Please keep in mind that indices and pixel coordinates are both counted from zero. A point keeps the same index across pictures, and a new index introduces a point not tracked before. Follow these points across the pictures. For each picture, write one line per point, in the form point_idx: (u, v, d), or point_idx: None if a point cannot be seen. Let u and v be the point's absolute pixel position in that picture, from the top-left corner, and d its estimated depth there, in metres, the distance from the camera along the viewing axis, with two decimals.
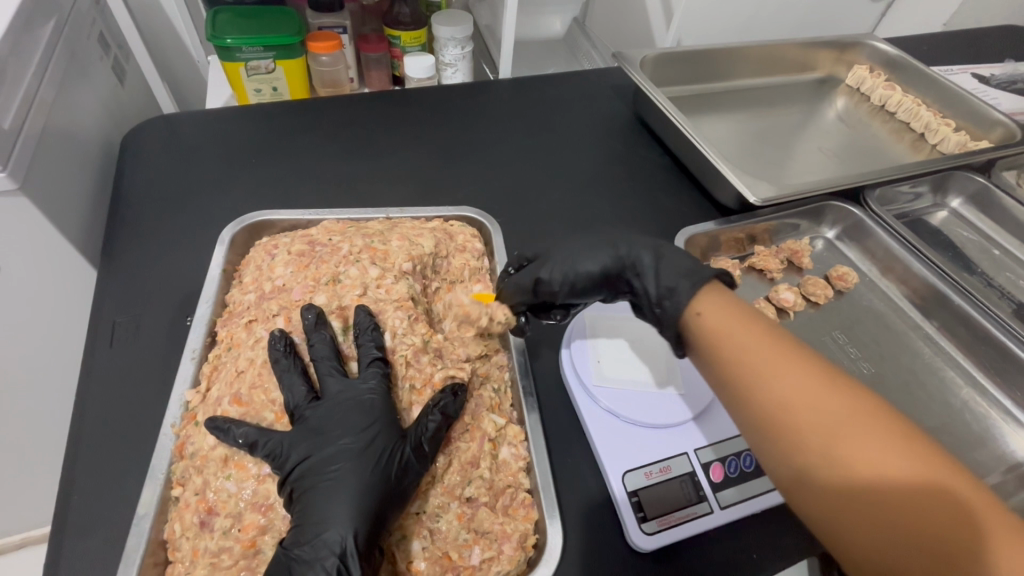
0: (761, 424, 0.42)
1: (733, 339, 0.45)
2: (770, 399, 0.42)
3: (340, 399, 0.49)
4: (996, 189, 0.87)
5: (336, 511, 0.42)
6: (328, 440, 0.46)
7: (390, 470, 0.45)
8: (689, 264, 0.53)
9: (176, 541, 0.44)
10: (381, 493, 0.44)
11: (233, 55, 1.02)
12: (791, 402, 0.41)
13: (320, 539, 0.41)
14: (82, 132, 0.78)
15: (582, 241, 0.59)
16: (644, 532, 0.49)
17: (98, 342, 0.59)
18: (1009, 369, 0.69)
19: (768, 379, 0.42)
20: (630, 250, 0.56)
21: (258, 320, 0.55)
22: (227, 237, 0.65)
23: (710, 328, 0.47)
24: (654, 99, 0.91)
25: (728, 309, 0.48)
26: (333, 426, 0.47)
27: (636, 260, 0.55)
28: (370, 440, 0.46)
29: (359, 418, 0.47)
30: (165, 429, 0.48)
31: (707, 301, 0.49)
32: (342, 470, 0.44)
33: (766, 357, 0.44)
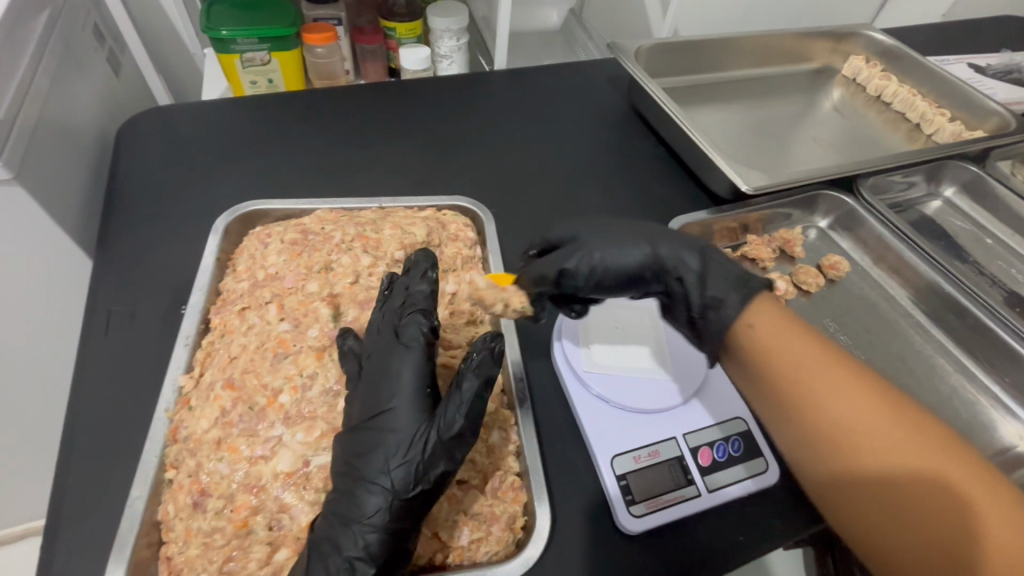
0: (806, 430, 0.45)
1: (786, 349, 0.48)
2: (828, 420, 0.44)
3: (381, 366, 0.48)
4: (989, 178, 0.87)
5: (370, 495, 0.43)
6: (371, 411, 0.47)
7: (415, 459, 0.44)
8: (737, 273, 0.54)
9: (170, 522, 0.45)
10: (413, 475, 0.43)
11: (229, 47, 1.02)
12: (849, 423, 0.43)
13: (358, 514, 0.43)
14: (78, 124, 0.79)
15: (625, 234, 0.59)
16: (632, 515, 0.50)
17: (93, 330, 0.60)
18: (998, 356, 0.69)
19: (825, 400, 0.45)
20: (675, 251, 0.56)
21: (251, 308, 0.55)
22: (220, 227, 0.66)
23: (763, 343, 0.49)
24: (649, 90, 0.91)
25: (779, 324, 0.49)
26: (374, 396, 0.47)
27: (682, 263, 0.56)
28: (405, 419, 0.46)
29: (405, 390, 0.47)
30: (158, 413, 0.49)
31: (760, 315, 0.51)
32: (376, 451, 0.44)
33: (825, 377, 0.45)
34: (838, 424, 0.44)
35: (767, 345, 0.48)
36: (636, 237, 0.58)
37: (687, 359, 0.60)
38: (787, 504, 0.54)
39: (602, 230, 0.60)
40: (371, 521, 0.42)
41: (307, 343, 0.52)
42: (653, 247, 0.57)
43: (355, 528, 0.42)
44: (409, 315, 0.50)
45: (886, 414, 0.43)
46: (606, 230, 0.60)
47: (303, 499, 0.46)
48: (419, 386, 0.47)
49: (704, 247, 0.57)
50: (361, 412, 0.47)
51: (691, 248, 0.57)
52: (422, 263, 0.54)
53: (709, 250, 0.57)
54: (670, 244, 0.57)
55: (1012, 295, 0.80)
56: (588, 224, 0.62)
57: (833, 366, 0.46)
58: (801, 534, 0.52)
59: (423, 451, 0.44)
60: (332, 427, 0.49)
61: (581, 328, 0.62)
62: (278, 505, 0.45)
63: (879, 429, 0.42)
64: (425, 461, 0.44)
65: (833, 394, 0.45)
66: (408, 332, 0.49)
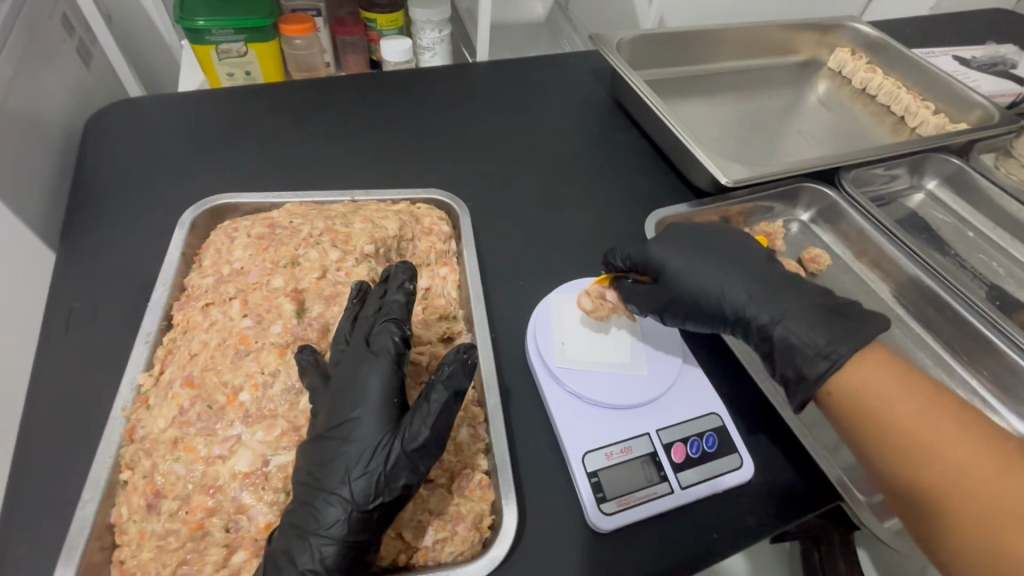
0: (889, 451, 0.47)
1: (882, 382, 0.48)
2: (933, 468, 0.45)
3: (350, 374, 0.47)
4: (972, 170, 0.86)
5: (328, 507, 0.42)
6: (335, 419, 0.46)
7: (377, 470, 0.43)
8: (841, 328, 0.51)
9: (123, 524, 0.44)
10: (374, 488, 0.43)
11: (204, 38, 0.99)
12: (951, 470, 0.44)
13: (317, 525, 0.42)
14: (44, 116, 0.76)
15: (717, 273, 0.57)
16: (603, 512, 0.49)
17: (53, 328, 0.58)
18: (976, 349, 0.69)
19: (933, 450, 0.45)
20: (767, 299, 0.55)
21: (215, 304, 0.54)
22: (186, 221, 0.64)
23: (858, 381, 0.49)
24: (630, 81, 0.90)
25: (879, 365, 0.50)
26: (338, 404, 0.46)
27: (773, 314, 0.54)
28: (369, 428, 0.45)
29: (368, 400, 0.46)
30: (114, 412, 0.48)
31: (870, 361, 0.50)
32: (339, 461, 0.44)
33: (934, 425, 0.46)
34: (938, 469, 0.45)
35: (869, 392, 0.48)
36: (726, 278, 0.57)
37: (664, 360, 0.59)
38: (760, 501, 0.53)
39: (693, 261, 0.58)
40: (329, 533, 0.41)
41: (269, 340, 0.51)
42: (741, 291, 0.56)
43: (311, 539, 0.41)
44: (382, 323, 0.49)
45: (998, 467, 0.43)
46: (696, 269, 0.58)
47: (263, 500, 0.45)
48: (385, 395, 0.46)
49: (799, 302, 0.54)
50: (325, 420, 0.46)
51: (785, 295, 0.55)
52: (401, 274, 0.53)
53: (805, 298, 0.54)
54: (764, 289, 0.56)
55: (992, 289, 0.80)
56: (678, 249, 0.60)
57: (945, 414, 0.47)
58: (776, 530, 0.52)
59: (385, 463, 0.43)
60: (293, 425, 0.48)
61: (555, 323, 0.61)
62: (235, 505, 0.44)
63: (977, 483, 0.43)
64: (386, 474, 0.43)
65: (946, 444, 0.45)
66: (379, 342, 0.48)
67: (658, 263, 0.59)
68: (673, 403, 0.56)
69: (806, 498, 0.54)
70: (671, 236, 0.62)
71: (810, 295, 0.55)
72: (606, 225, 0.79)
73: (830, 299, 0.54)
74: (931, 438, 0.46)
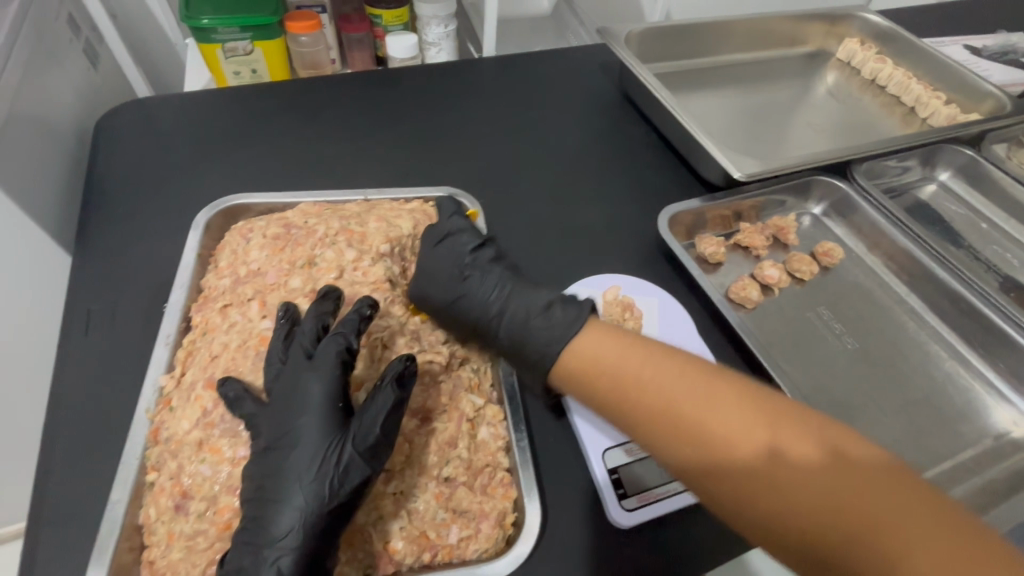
0: (654, 430, 0.43)
1: (612, 359, 0.47)
2: (687, 432, 0.41)
3: (291, 385, 0.46)
4: (984, 161, 0.85)
5: (281, 517, 0.41)
6: (278, 431, 0.44)
7: (328, 474, 0.42)
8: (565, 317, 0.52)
9: (152, 525, 0.44)
10: (322, 496, 0.42)
11: (209, 37, 0.99)
12: (683, 427, 0.42)
13: (268, 537, 0.41)
14: (55, 117, 0.76)
15: (462, 291, 0.56)
16: (624, 509, 0.50)
17: (73, 331, 0.59)
18: (993, 343, 0.68)
19: (684, 422, 0.42)
20: (503, 306, 0.55)
21: (233, 305, 0.54)
22: (201, 222, 0.64)
23: (589, 370, 0.48)
24: (640, 76, 0.89)
25: (611, 339, 0.49)
26: (280, 415, 0.45)
27: (512, 320, 0.54)
28: (312, 434, 0.44)
29: (300, 405, 0.45)
30: (139, 415, 0.48)
31: (585, 338, 0.50)
32: (285, 471, 0.43)
33: (659, 385, 0.44)
34: (696, 443, 0.41)
35: (609, 371, 0.46)
36: (460, 296, 0.56)
37: None
38: None
39: (434, 282, 0.57)
40: (282, 544, 0.41)
41: None
42: (474, 305, 0.56)
43: (270, 550, 0.41)
44: (330, 336, 0.47)
45: (735, 407, 0.41)
46: (433, 282, 0.57)
47: None
48: (328, 402, 0.45)
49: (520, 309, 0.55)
50: (269, 433, 0.45)
51: (520, 296, 0.56)
52: (358, 304, 0.50)
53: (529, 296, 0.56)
54: (503, 295, 0.56)
55: (1006, 280, 0.79)
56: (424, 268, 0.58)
57: (677, 377, 0.44)
58: None
59: (335, 466, 0.42)
60: None
61: None
62: None
63: (734, 438, 0.40)
64: (337, 481, 0.42)
65: (691, 410, 0.42)
66: (322, 352, 0.47)
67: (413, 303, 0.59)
68: None
69: None
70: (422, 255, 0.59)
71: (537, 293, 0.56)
72: (618, 221, 0.78)
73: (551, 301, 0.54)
74: (681, 409, 0.42)
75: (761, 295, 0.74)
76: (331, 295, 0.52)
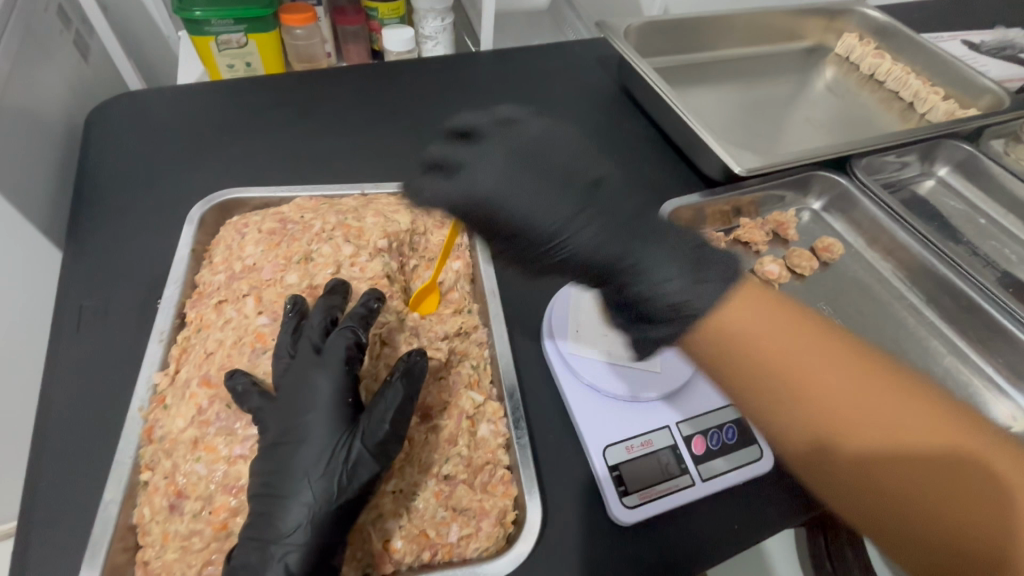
0: (794, 400, 0.47)
1: (763, 333, 0.49)
2: (814, 406, 0.47)
3: (297, 380, 0.45)
4: (983, 156, 0.85)
5: (288, 514, 0.41)
6: (285, 425, 0.44)
7: (338, 470, 0.42)
8: (715, 276, 0.52)
9: (146, 525, 0.43)
10: (331, 492, 0.42)
11: (203, 29, 0.98)
12: (822, 400, 0.46)
13: (275, 533, 0.41)
14: (46, 111, 0.75)
15: (573, 233, 0.59)
16: (626, 506, 0.49)
17: (64, 328, 0.57)
18: (993, 338, 0.68)
19: (832, 410, 0.46)
20: (639, 256, 0.55)
21: (228, 301, 0.53)
22: (195, 216, 0.63)
23: (724, 344, 0.50)
24: (639, 70, 0.88)
25: (768, 312, 0.51)
26: (286, 410, 0.44)
27: (646, 272, 0.55)
28: (322, 429, 0.43)
29: (307, 401, 0.44)
30: (131, 413, 0.47)
31: (738, 305, 0.51)
32: (292, 466, 0.42)
33: (809, 361, 0.48)
34: (834, 430, 0.46)
35: (746, 342, 0.49)
36: (573, 236, 0.58)
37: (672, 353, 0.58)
38: (782, 493, 0.53)
39: (546, 217, 0.59)
40: (291, 541, 0.40)
41: None
42: (597, 249, 0.56)
43: (274, 548, 0.40)
44: (337, 330, 0.47)
45: (897, 397, 0.45)
46: (547, 216, 0.59)
47: None
48: (336, 396, 0.44)
49: (660, 258, 0.55)
50: (275, 427, 0.44)
51: (650, 250, 0.56)
52: (365, 297, 0.50)
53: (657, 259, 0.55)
54: (640, 252, 0.56)
55: (1004, 275, 0.79)
56: (530, 201, 0.60)
57: (825, 370, 0.47)
58: (795, 521, 0.52)
59: (345, 462, 0.42)
60: None
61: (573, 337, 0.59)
62: None
63: (871, 436, 0.44)
64: (347, 477, 0.42)
65: (875, 404, 0.45)
66: (330, 346, 0.46)
67: (520, 225, 0.58)
68: (687, 395, 0.56)
69: None
70: (522, 183, 0.59)
71: (677, 250, 0.55)
72: None
73: (699, 253, 0.55)
74: (822, 399, 0.46)
75: None
76: (337, 290, 0.52)
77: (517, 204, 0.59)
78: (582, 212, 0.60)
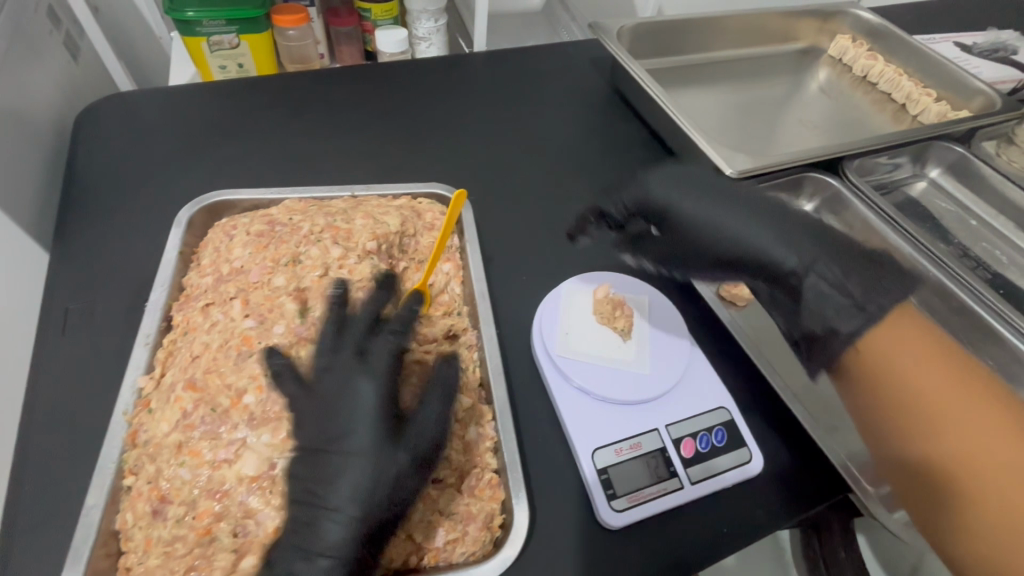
0: (916, 427, 0.49)
1: (930, 361, 0.51)
2: (939, 430, 0.48)
3: (338, 383, 0.46)
4: (974, 158, 0.85)
5: (333, 524, 0.41)
6: (328, 432, 0.44)
7: (385, 478, 0.42)
8: (873, 277, 0.54)
9: (129, 531, 0.43)
10: (378, 501, 0.42)
11: (194, 30, 0.97)
12: (932, 425, 0.48)
13: (319, 543, 0.41)
14: (35, 112, 0.74)
15: (743, 232, 0.61)
16: (613, 509, 0.49)
17: (50, 331, 0.57)
18: (983, 340, 0.68)
19: (914, 417, 0.49)
20: (813, 255, 0.57)
21: (215, 304, 0.53)
22: (183, 219, 0.62)
23: (884, 365, 0.52)
24: (632, 72, 0.88)
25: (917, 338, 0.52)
26: (329, 416, 0.45)
27: (825, 272, 0.55)
28: (365, 438, 0.44)
29: (352, 407, 0.45)
30: (116, 417, 0.47)
31: (888, 332, 0.53)
32: (337, 474, 0.42)
33: (967, 395, 0.48)
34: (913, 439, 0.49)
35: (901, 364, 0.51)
36: (753, 237, 0.60)
37: (668, 353, 0.59)
38: (771, 495, 0.53)
39: (722, 220, 0.62)
40: (336, 551, 0.40)
41: (272, 341, 0.49)
42: (771, 246, 0.59)
43: (310, 560, 0.40)
44: (383, 332, 0.48)
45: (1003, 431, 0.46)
46: (721, 219, 0.62)
47: (271, 504, 0.43)
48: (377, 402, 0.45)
49: (828, 255, 0.56)
50: (317, 433, 0.44)
51: (818, 249, 0.57)
52: (411, 300, 0.51)
53: (833, 254, 0.57)
54: (809, 252, 0.57)
55: (995, 277, 0.79)
56: (704, 207, 0.63)
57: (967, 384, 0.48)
58: (784, 523, 0.52)
59: (394, 471, 0.43)
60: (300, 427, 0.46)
61: (562, 338, 0.58)
62: (243, 510, 0.43)
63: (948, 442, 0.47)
64: (395, 485, 0.43)
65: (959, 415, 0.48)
66: (376, 350, 0.47)
67: (692, 231, 0.63)
68: (678, 398, 0.56)
69: (814, 486, 0.54)
70: (690, 195, 0.64)
71: (836, 254, 0.56)
72: None
73: (865, 252, 0.56)
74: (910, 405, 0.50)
75: None
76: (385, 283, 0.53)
77: (687, 208, 0.64)
78: (750, 209, 0.63)
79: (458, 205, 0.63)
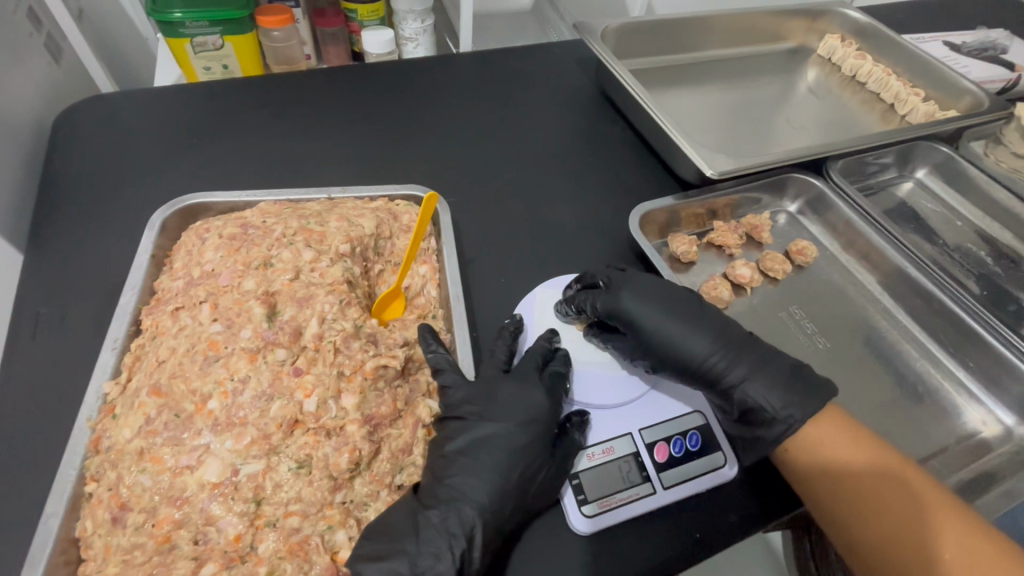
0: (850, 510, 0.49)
1: (845, 442, 0.51)
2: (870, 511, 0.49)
3: (517, 395, 0.53)
4: (960, 159, 0.85)
5: (466, 509, 0.47)
6: (481, 439, 0.51)
7: (535, 477, 0.49)
8: (811, 386, 0.54)
9: (88, 539, 0.43)
10: (517, 498, 0.48)
11: (177, 31, 0.97)
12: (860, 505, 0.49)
13: (459, 517, 0.46)
14: (14, 114, 0.74)
15: (682, 333, 0.57)
16: (584, 515, 0.49)
17: (20, 335, 0.57)
18: (965, 342, 0.68)
19: (844, 497, 0.50)
20: (745, 364, 0.55)
21: (184, 308, 0.52)
22: (156, 221, 0.62)
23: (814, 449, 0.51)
24: (615, 72, 0.88)
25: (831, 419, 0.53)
26: (503, 416, 0.52)
27: (755, 385, 0.54)
28: (513, 444, 0.51)
29: (523, 415, 0.52)
30: (80, 423, 0.47)
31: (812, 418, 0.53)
32: (492, 467, 0.49)
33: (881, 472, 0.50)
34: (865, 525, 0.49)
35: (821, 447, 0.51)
36: (691, 340, 0.57)
37: None
38: (743, 499, 0.53)
39: (661, 320, 0.58)
40: (466, 531, 0.46)
41: (239, 345, 0.48)
42: (706, 351, 0.56)
43: (433, 530, 0.46)
44: (555, 369, 0.56)
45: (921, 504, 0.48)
46: (664, 317, 0.58)
47: (232, 511, 0.43)
48: (550, 398, 0.53)
49: (760, 366, 0.55)
50: (467, 438, 0.51)
51: (753, 359, 0.56)
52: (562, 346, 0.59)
53: (769, 361, 0.56)
54: (746, 361, 0.56)
55: (981, 279, 0.79)
56: (648, 299, 0.59)
57: (887, 456, 0.51)
58: (757, 528, 0.51)
59: (541, 478, 0.49)
60: (262, 433, 0.45)
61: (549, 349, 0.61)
62: (204, 517, 0.43)
63: (886, 517, 0.48)
64: (538, 489, 0.49)
65: (891, 492, 0.49)
66: (550, 381, 0.55)
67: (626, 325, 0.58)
68: (654, 402, 0.57)
69: (786, 492, 0.53)
70: (643, 283, 0.61)
71: (768, 366, 0.55)
72: (591, 219, 0.77)
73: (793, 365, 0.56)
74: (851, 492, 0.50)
75: (733, 295, 0.73)
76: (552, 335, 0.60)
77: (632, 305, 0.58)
78: (693, 307, 0.60)
79: (430, 204, 0.62)
